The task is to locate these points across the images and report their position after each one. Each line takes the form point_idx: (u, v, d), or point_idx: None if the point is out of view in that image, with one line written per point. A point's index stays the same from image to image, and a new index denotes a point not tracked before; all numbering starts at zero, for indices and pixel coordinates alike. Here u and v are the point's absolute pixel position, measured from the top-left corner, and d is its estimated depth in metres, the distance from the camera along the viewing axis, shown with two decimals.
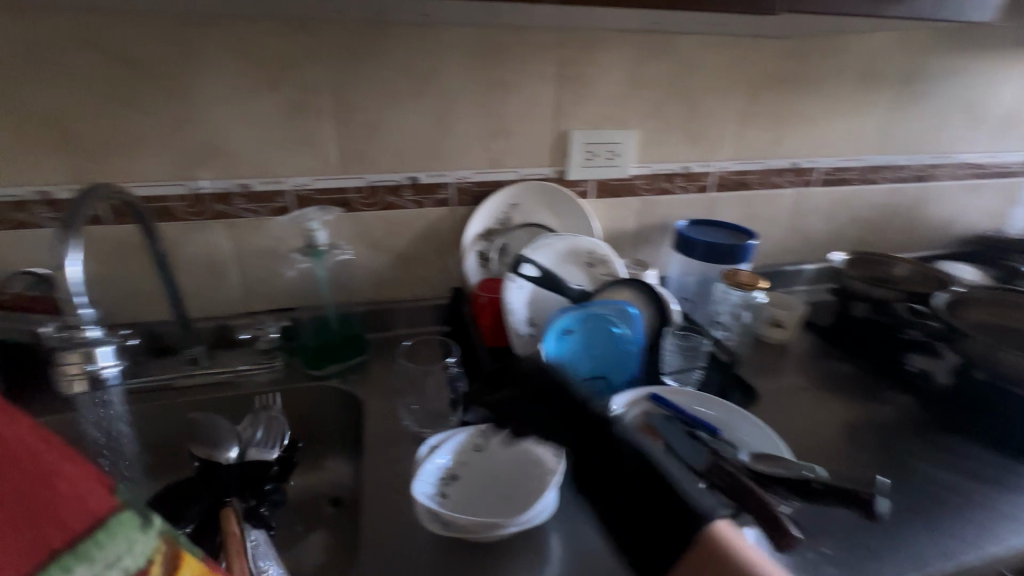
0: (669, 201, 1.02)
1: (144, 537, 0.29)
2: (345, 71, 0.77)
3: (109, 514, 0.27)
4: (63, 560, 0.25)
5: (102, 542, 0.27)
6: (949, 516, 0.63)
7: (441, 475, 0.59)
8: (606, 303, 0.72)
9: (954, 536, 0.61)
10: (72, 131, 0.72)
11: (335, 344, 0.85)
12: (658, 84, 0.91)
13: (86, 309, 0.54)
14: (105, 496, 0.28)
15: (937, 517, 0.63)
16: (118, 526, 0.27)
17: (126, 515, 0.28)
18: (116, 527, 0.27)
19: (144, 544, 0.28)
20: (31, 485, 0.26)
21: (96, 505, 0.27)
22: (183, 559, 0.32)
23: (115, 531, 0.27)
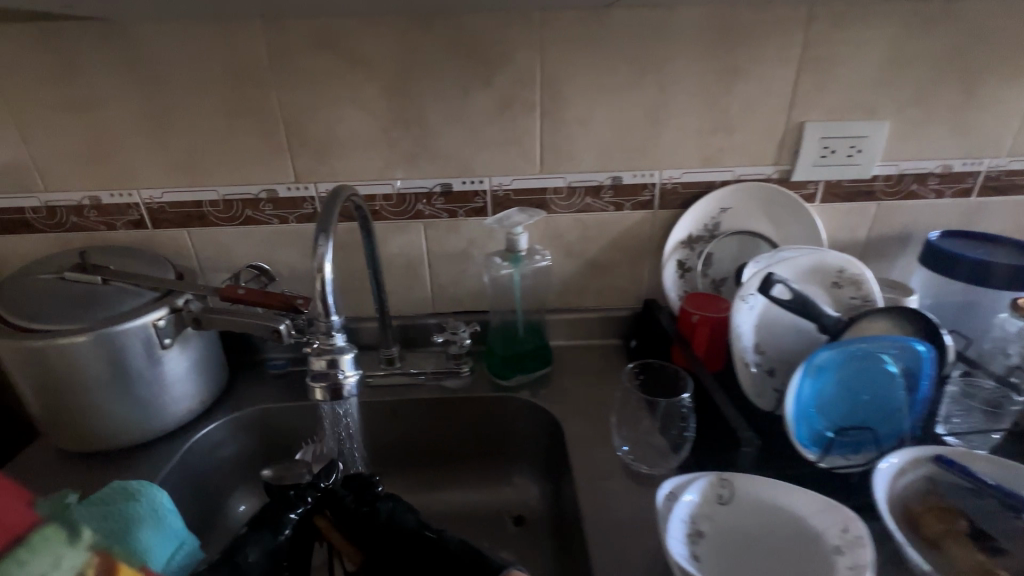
0: (916, 207, 0.83)
1: (72, 553, 0.30)
2: (560, 64, 0.71)
3: (28, 529, 0.29)
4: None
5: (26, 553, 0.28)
6: None
7: (688, 532, 0.50)
8: (890, 339, 0.56)
9: None
10: (300, 132, 0.74)
11: (525, 354, 0.80)
12: (926, 63, 0.73)
13: (337, 317, 0.52)
14: (20, 514, 0.29)
15: None
16: (42, 539, 0.29)
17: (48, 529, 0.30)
18: (40, 539, 0.29)
19: (72, 557, 0.30)
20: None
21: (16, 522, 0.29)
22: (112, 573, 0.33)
23: (39, 546, 0.29)
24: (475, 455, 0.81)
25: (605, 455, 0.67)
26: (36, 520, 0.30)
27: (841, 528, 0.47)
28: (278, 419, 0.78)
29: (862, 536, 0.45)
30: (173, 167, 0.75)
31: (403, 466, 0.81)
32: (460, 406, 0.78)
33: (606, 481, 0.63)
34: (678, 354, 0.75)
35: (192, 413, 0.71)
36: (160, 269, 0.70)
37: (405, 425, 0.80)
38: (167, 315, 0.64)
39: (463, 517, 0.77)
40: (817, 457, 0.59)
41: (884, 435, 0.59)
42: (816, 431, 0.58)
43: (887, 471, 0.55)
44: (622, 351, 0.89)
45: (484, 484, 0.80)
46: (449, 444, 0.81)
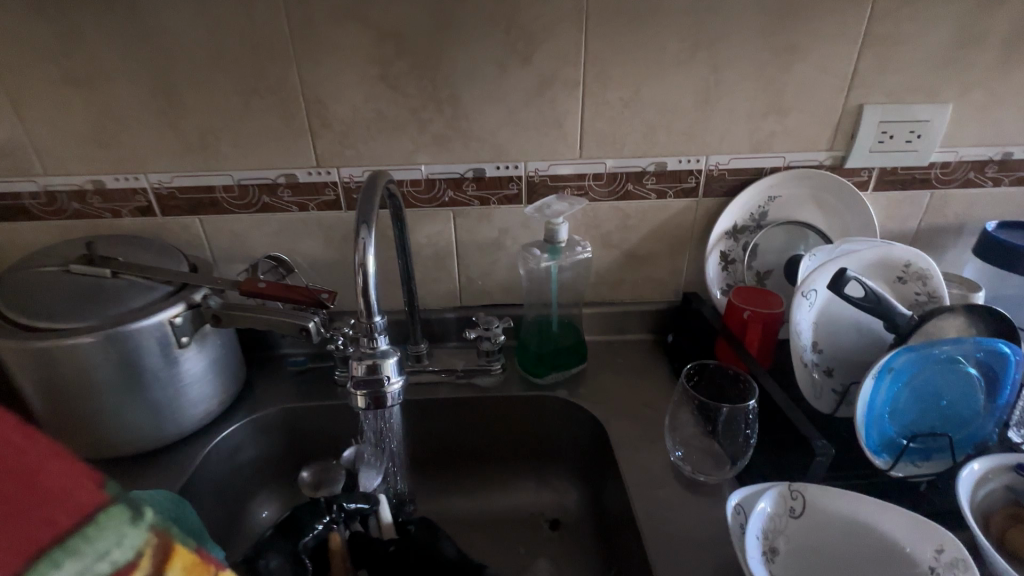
0: (971, 196, 0.79)
1: (136, 532, 0.25)
2: (607, 39, 0.66)
3: (98, 507, 0.24)
4: (51, 556, 0.23)
5: (89, 536, 0.24)
6: None
7: (764, 549, 0.47)
8: (975, 342, 0.52)
9: None
10: (322, 112, 0.68)
11: (562, 351, 0.75)
12: (997, 41, 0.68)
13: (379, 318, 0.48)
14: (91, 489, 0.25)
15: None
16: (107, 520, 0.24)
17: (117, 507, 0.25)
18: (105, 520, 0.24)
19: (136, 537, 0.25)
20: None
21: (83, 500, 0.24)
22: (174, 555, 0.26)
23: (104, 526, 0.24)
24: (508, 455, 0.77)
25: (654, 459, 0.63)
26: (106, 496, 0.25)
27: (935, 547, 0.44)
28: (302, 419, 0.73)
29: (961, 557, 0.42)
30: (184, 150, 0.69)
31: (432, 467, 0.77)
32: (494, 406, 0.74)
33: (659, 488, 0.59)
34: (727, 352, 0.71)
35: (211, 415, 0.67)
36: (172, 260, 0.65)
37: (434, 425, 0.75)
38: (184, 312, 0.59)
39: (497, 520, 0.73)
40: (889, 466, 0.55)
41: (959, 440, 0.56)
42: (889, 438, 0.55)
43: (971, 480, 0.52)
44: (658, 345, 0.85)
45: (517, 486, 0.76)
46: (481, 444, 0.77)
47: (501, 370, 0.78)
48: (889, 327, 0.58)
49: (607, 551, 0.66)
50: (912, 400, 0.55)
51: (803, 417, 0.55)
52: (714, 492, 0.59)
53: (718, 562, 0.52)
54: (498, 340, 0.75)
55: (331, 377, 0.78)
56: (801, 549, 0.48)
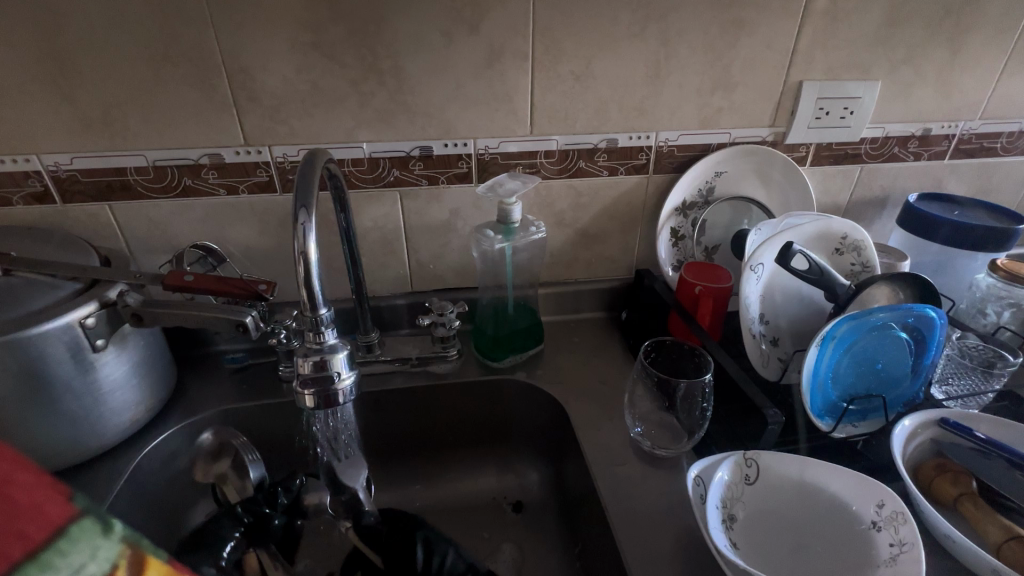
0: (896, 170, 0.84)
1: (111, 544, 0.20)
2: (557, 9, 0.63)
3: (69, 519, 0.19)
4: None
5: (62, 550, 0.18)
6: None
7: (722, 516, 0.48)
8: (903, 309, 0.55)
9: None
10: (249, 85, 0.61)
11: (518, 333, 0.74)
12: (923, 20, 0.71)
13: (325, 310, 0.44)
14: (61, 499, 0.19)
15: None
16: (79, 534, 0.19)
17: (87, 518, 0.19)
18: (78, 534, 0.19)
19: (110, 550, 0.20)
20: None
21: (52, 514, 0.18)
22: (148, 565, 0.21)
23: (76, 540, 0.19)
24: (467, 440, 0.76)
25: (616, 436, 0.64)
26: (77, 508, 0.19)
27: (877, 503, 0.46)
28: (244, 418, 0.69)
29: (899, 510, 0.45)
30: (84, 126, 0.61)
31: (387, 460, 0.75)
32: (451, 393, 0.72)
33: (619, 465, 0.60)
34: (678, 326, 0.72)
35: (138, 422, 0.61)
36: (79, 253, 0.57)
37: (389, 417, 0.73)
38: (97, 312, 0.52)
39: (458, 506, 0.72)
40: (831, 428, 0.58)
41: (890, 399, 0.60)
42: (833, 404, 0.58)
43: (902, 440, 0.56)
44: (612, 322, 0.85)
45: (477, 471, 0.75)
46: (439, 432, 0.75)
47: (457, 356, 0.75)
48: (829, 297, 0.60)
49: (569, 529, 0.67)
50: (852, 367, 0.58)
51: (755, 388, 0.57)
52: (671, 463, 0.60)
53: (682, 532, 0.53)
54: (452, 325, 0.73)
55: (274, 372, 0.73)
56: (755, 514, 0.50)
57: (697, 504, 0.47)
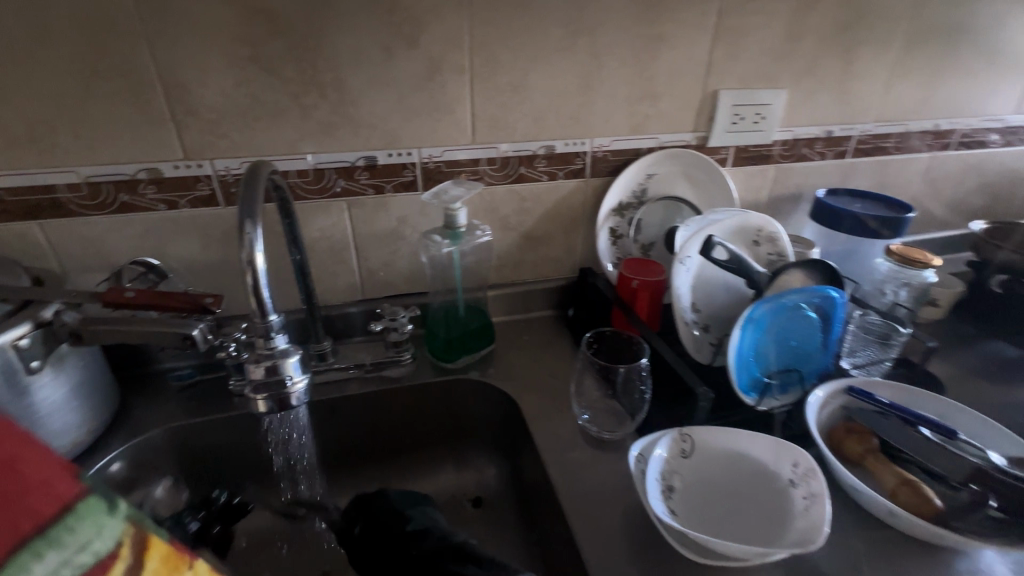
0: (806, 168, 0.93)
1: (116, 522, 0.29)
2: (490, 25, 0.67)
3: (75, 496, 0.28)
4: (33, 547, 0.26)
5: (71, 524, 0.27)
6: None
7: (660, 487, 0.52)
8: (808, 290, 0.62)
9: None
10: (186, 98, 0.61)
11: (469, 334, 0.77)
12: (817, 35, 0.80)
13: (275, 316, 0.45)
14: (67, 482, 0.28)
15: None
16: (86, 510, 0.28)
17: (94, 498, 0.28)
18: (83, 510, 0.28)
19: (114, 528, 0.29)
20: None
21: (62, 491, 0.28)
22: (150, 545, 0.30)
23: (84, 516, 0.28)
24: (424, 442, 0.77)
25: (566, 425, 0.67)
26: (81, 488, 0.28)
27: (793, 463, 0.52)
28: (194, 435, 0.68)
29: (811, 467, 0.51)
30: (9, 143, 0.59)
31: (345, 467, 0.75)
32: (406, 396, 0.74)
33: (569, 451, 0.64)
34: (619, 319, 0.77)
35: (79, 445, 0.59)
36: (8, 274, 0.55)
37: (346, 424, 0.73)
38: (32, 332, 0.51)
39: None
40: (755, 402, 0.64)
41: (805, 372, 0.66)
42: (756, 379, 0.64)
43: (816, 408, 0.62)
44: (560, 320, 0.90)
45: (436, 471, 0.77)
46: (396, 436, 0.76)
47: (411, 360, 0.77)
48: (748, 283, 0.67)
49: (527, 519, 0.70)
50: (770, 345, 0.64)
51: (687, 368, 0.62)
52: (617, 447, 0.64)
53: (628, 508, 0.57)
54: (405, 330, 0.75)
55: (224, 387, 0.72)
56: (690, 484, 0.54)
57: (639, 478, 0.51)
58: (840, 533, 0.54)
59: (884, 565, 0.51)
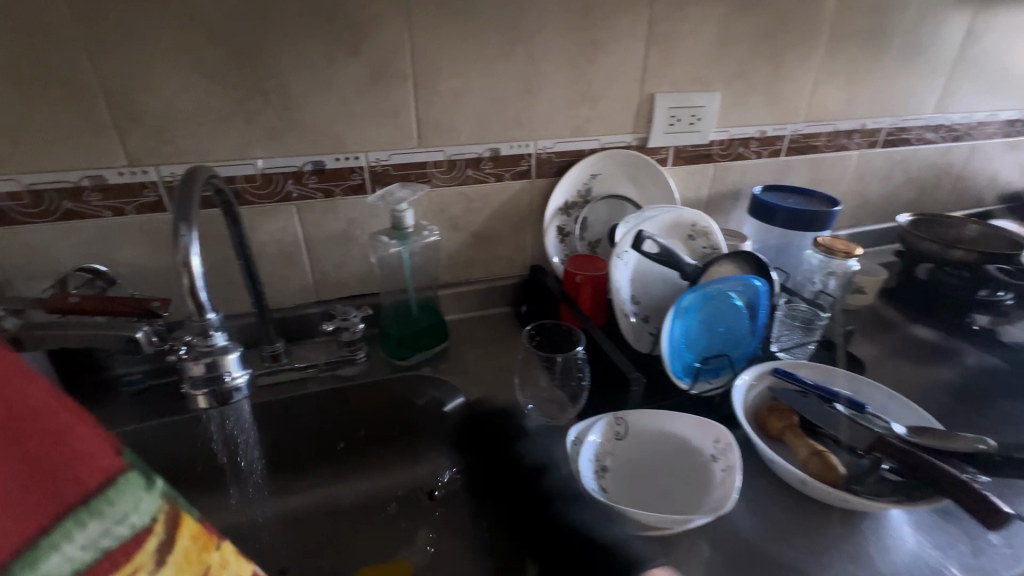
0: (743, 167, 0.98)
1: (152, 499, 0.28)
2: (431, 33, 0.69)
3: (117, 471, 0.27)
4: (76, 515, 0.26)
5: (110, 500, 0.27)
6: None
7: (594, 468, 0.56)
8: (731, 279, 0.67)
9: None
10: (128, 105, 0.62)
11: (421, 332, 0.79)
12: (745, 41, 0.86)
13: (213, 315, 0.47)
14: (111, 454, 0.27)
15: None
16: (126, 485, 0.27)
17: (133, 472, 0.28)
18: (124, 486, 0.27)
19: (151, 503, 0.28)
20: (51, 438, 0.26)
21: (104, 464, 0.27)
22: (183, 524, 0.30)
23: (123, 489, 0.27)
24: (380, 439, 0.79)
25: (512, 416, 0.70)
26: (124, 461, 0.28)
27: (716, 440, 0.56)
28: (139, 441, 0.67)
29: (730, 443, 0.55)
30: None
31: (302, 464, 0.77)
32: (360, 393, 0.76)
33: (515, 439, 0.67)
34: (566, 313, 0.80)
35: None
36: None
37: (301, 423, 0.75)
38: None
39: (375, 501, 0.76)
40: (689, 386, 0.68)
41: (735, 357, 0.71)
42: (688, 365, 0.68)
43: (743, 390, 0.67)
44: (513, 316, 0.93)
45: (392, 467, 0.79)
46: (350, 433, 0.78)
47: (365, 359, 0.79)
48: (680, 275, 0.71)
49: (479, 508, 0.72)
50: (699, 332, 0.68)
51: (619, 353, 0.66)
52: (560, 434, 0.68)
53: (568, 491, 0.59)
54: (357, 328, 0.77)
55: (175, 391, 0.73)
56: (625, 465, 0.58)
57: (574, 458, 0.55)
58: (762, 505, 0.59)
59: (799, 533, 0.55)
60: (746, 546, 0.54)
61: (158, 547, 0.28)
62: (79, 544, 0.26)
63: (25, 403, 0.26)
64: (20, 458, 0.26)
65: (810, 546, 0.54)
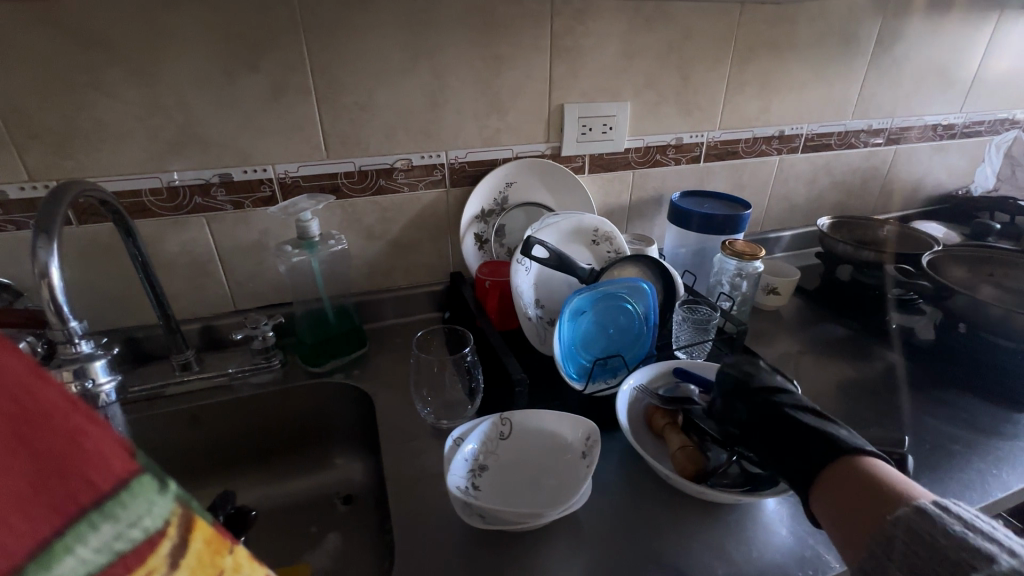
0: (663, 173, 1.01)
1: (165, 500, 0.25)
2: (329, 49, 0.72)
3: (132, 475, 0.24)
4: (87, 519, 0.22)
5: (123, 502, 0.23)
6: (931, 465, 0.67)
7: (471, 466, 0.57)
8: (616, 281, 0.70)
9: (938, 481, 0.65)
10: (24, 122, 0.64)
11: (333, 338, 0.81)
12: (652, 53, 0.89)
13: (75, 323, 0.49)
14: (125, 458, 0.24)
15: (919, 465, 0.67)
16: (139, 488, 0.24)
17: (147, 476, 0.24)
18: (137, 490, 0.24)
19: (164, 507, 0.25)
20: (62, 440, 0.22)
21: (118, 468, 0.23)
22: (197, 528, 0.27)
23: (137, 494, 0.24)
24: (296, 444, 0.81)
25: (414, 419, 0.72)
26: (137, 465, 0.24)
27: (587, 437, 0.59)
28: None
29: (597, 441, 0.57)
30: None
31: (214, 469, 0.78)
32: (271, 400, 0.77)
33: (411, 441, 0.68)
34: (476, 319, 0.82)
35: None
36: None
37: (212, 430, 0.76)
38: None
39: (287, 507, 0.77)
40: (582, 386, 0.70)
41: (629, 357, 0.73)
42: (580, 365, 0.70)
43: (631, 389, 0.69)
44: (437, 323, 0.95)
45: (308, 472, 0.81)
46: (265, 439, 0.79)
47: (281, 366, 0.81)
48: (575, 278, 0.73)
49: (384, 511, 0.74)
50: (589, 333, 0.71)
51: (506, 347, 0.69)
52: None
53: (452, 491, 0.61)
54: (268, 336, 0.79)
55: None
56: (504, 464, 0.60)
57: (449, 458, 0.56)
58: (639, 500, 0.60)
59: (668, 526, 0.57)
60: (614, 539, 0.56)
61: (170, 551, 0.25)
62: (92, 548, 0.23)
63: (32, 399, 0.21)
64: (29, 465, 0.22)
65: (677, 538, 0.56)
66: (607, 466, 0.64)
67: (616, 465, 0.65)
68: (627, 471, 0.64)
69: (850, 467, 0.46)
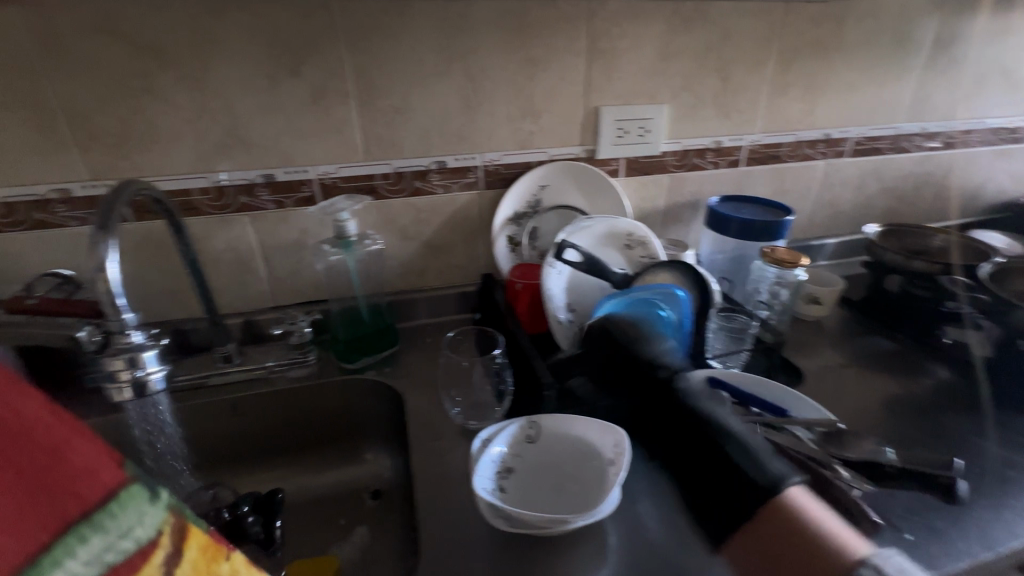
0: (700, 177, 0.99)
1: (156, 510, 0.29)
2: (368, 53, 0.74)
3: (118, 485, 0.27)
4: (76, 532, 0.26)
5: (112, 513, 0.27)
6: (986, 491, 0.63)
7: (498, 469, 0.58)
8: (649, 287, 0.69)
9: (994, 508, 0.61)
10: (87, 125, 0.68)
11: (367, 336, 0.82)
12: (691, 54, 0.87)
13: (129, 314, 0.51)
14: (112, 469, 0.28)
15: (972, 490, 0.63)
16: (128, 498, 0.27)
17: (135, 486, 0.28)
18: (126, 500, 0.27)
19: (154, 516, 0.29)
20: (46, 455, 0.26)
21: (105, 478, 0.27)
22: (189, 534, 0.31)
23: (126, 504, 0.27)
24: (329, 438, 0.83)
25: (442, 419, 0.72)
26: (126, 475, 0.28)
27: (615, 443, 0.57)
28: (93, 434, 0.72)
29: (624, 449, 0.56)
30: None
31: (251, 458, 0.81)
32: (306, 394, 0.79)
33: (439, 440, 0.69)
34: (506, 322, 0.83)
35: None
36: None
37: (250, 421, 0.79)
38: None
39: (319, 499, 0.79)
40: None
41: None
42: None
43: None
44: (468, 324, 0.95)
45: (340, 466, 0.82)
46: (300, 432, 0.82)
47: (316, 362, 0.83)
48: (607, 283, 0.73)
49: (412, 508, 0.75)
50: None
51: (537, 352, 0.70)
52: None
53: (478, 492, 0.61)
54: (305, 332, 0.81)
55: None
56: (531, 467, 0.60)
57: (477, 460, 0.57)
58: (668, 512, 0.59)
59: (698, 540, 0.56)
60: (641, 550, 0.55)
61: (165, 559, 0.29)
62: (83, 560, 0.26)
63: (24, 417, 0.26)
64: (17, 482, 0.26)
65: (707, 552, 0.54)
66: (636, 475, 0.63)
67: (645, 474, 0.63)
68: (656, 481, 0.63)
69: (776, 511, 0.40)
